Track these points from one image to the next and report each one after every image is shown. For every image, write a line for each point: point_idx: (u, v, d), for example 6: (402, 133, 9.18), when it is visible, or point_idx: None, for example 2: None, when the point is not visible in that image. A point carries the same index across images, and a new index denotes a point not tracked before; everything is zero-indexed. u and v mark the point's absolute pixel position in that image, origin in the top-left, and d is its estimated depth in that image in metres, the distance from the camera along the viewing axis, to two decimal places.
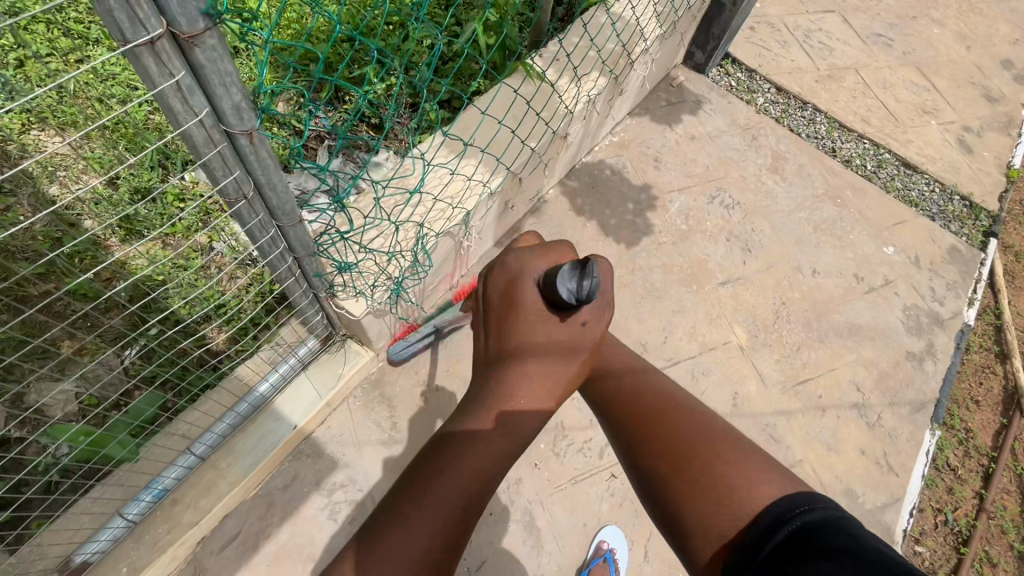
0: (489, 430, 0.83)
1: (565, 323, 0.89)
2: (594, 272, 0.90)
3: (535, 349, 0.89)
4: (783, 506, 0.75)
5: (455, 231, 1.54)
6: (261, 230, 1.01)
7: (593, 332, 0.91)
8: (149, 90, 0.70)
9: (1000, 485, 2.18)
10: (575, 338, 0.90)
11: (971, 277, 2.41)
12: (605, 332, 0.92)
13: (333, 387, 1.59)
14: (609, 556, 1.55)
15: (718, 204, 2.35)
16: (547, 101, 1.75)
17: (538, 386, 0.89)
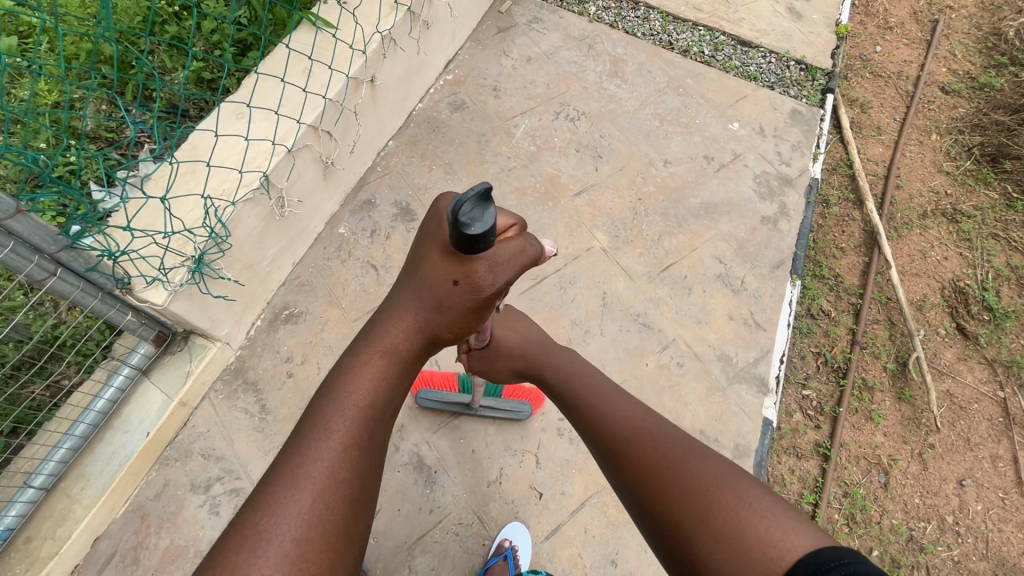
0: (376, 377, 0.83)
1: (444, 282, 0.84)
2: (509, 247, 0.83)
3: (427, 298, 0.86)
4: (817, 559, 0.68)
5: (258, 198, 1.47)
6: None
7: (466, 301, 0.85)
8: None
9: (869, 316, 2.35)
10: (451, 299, 0.85)
11: (814, 135, 2.53)
12: (479, 309, 0.85)
13: (182, 388, 1.54)
14: (509, 554, 1.51)
15: (564, 118, 2.36)
16: (329, 45, 1.65)
17: (419, 325, 0.87)
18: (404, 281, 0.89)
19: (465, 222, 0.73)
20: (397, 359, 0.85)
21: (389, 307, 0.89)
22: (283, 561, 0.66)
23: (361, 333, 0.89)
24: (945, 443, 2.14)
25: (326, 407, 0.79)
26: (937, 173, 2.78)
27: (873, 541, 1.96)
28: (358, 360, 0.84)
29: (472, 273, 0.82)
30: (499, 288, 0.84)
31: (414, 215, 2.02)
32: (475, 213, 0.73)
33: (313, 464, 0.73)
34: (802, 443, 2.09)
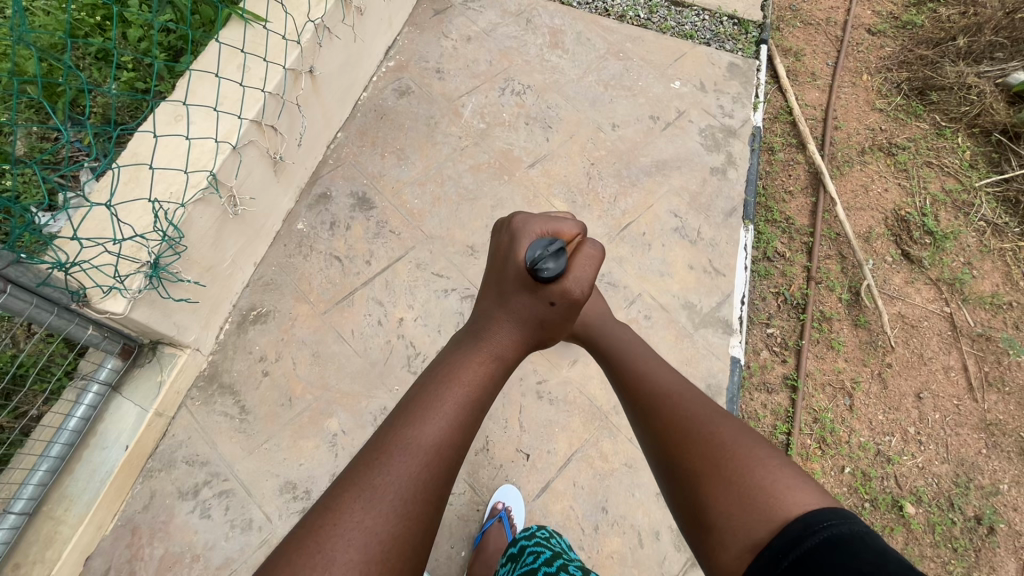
0: (484, 373, 0.91)
1: (541, 302, 0.99)
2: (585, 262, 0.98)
3: (525, 314, 0.99)
4: (808, 520, 0.67)
5: (208, 197, 1.46)
6: None
7: (561, 315, 1.00)
8: None
9: (822, 252, 2.47)
10: (549, 317, 1.00)
11: (752, 85, 2.61)
12: (569, 317, 1.02)
13: (156, 398, 1.53)
14: (504, 515, 1.56)
15: (510, 93, 2.39)
16: (263, 40, 1.63)
17: (522, 339, 1.00)
18: (498, 304, 1.02)
19: (545, 265, 0.94)
20: (501, 366, 0.95)
21: (489, 320, 1.01)
22: (396, 517, 0.70)
23: (465, 343, 0.99)
24: (901, 361, 2.28)
25: (428, 409, 0.81)
26: (871, 111, 2.91)
27: (844, 459, 2.07)
28: (467, 360, 0.93)
29: (565, 291, 0.98)
30: (585, 295, 0.99)
31: (372, 203, 2.03)
32: (551, 258, 0.94)
33: (430, 433, 0.78)
34: (770, 378, 2.19)
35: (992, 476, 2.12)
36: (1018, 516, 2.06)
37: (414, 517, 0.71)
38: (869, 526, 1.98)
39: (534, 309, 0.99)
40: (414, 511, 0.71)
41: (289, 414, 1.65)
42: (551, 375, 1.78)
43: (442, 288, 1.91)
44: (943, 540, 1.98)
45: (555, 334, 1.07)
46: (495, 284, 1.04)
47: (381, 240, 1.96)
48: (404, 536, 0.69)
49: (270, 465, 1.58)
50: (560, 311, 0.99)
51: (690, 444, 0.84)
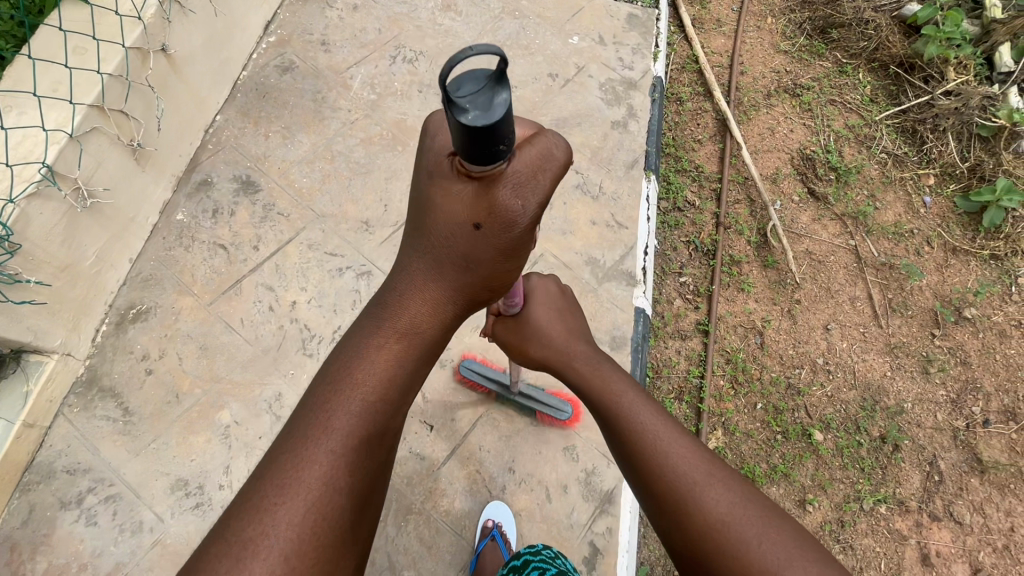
0: (393, 356, 0.78)
1: (465, 223, 0.74)
2: (536, 153, 0.71)
3: (453, 249, 0.76)
4: None
5: (45, 192, 1.37)
6: None
7: (490, 244, 0.74)
8: None
9: (731, 198, 2.50)
10: (478, 251, 0.75)
11: (652, 35, 2.58)
12: (504, 246, 0.74)
13: (24, 408, 1.46)
14: (497, 533, 1.54)
15: (401, 61, 2.30)
16: (100, 19, 1.52)
17: (445, 295, 0.80)
18: (415, 246, 0.79)
19: (461, 106, 0.58)
20: (419, 329, 0.80)
21: (404, 275, 0.80)
22: (306, 518, 0.66)
23: (383, 298, 0.83)
24: (809, 296, 2.34)
25: (345, 388, 0.74)
26: (776, 54, 2.92)
27: (757, 396, 2.13)
28: (385, 324, 0.80)
29: (498, 199, 0.71)
30: (531, 218, 0.72)
31: (257, 185, 1.94)
32: (479, 97, 0.58)
33: (326, 447, 0.70)
34: (684, 326, 2.23)
35: (896, 397, 2.21)
36: (921, 431, 2.16)
37: (307, 557, 0.65)
38: (782, 456, 2.05)
39: (462, 243, 0.75)
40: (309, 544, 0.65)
41: (177, 411, 1.59)
42: (452, 344, 1.79)
43: (337, 267, 1.86)
44: (851, 461, 2.07)
45: (496, 289, 0.82)
46: (414, 213, 0.80)
47: (268, 223, 1.89)
48: (318, 547, 0.66)
49: (159, 464, 1.52)
50: (493, 238, 0.73)
51: (692, 505, 0.78)
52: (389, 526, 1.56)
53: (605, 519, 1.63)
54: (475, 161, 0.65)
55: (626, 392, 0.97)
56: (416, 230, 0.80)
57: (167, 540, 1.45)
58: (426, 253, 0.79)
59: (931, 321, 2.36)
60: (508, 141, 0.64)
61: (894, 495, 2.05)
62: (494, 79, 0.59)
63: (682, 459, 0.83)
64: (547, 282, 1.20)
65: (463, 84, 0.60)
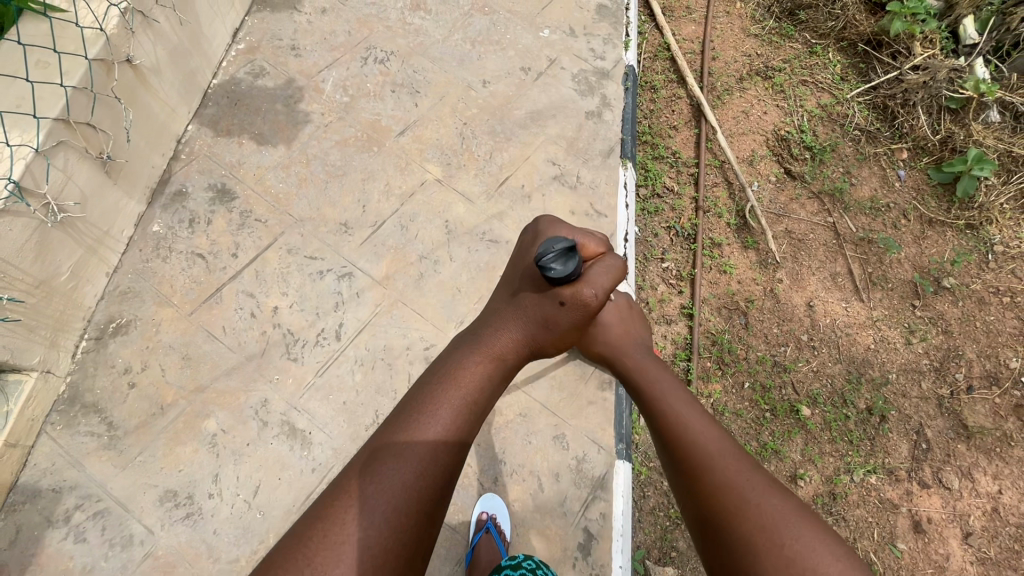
0: (481, 374, 0.96)
1: (551, 303, 1.06)
2: (601, 266, 1.09)
3: (539, 321, 1.06)
4: None
5: (12, 208, 1.35)
6: None
7: (569, 320, 1.07)
8: None
9: (708, 182, 2.52)
10: (558, 320, 1.07)
11: (622, 25, 2.60)
12: (577, 327, 1.09)
13: (3, 429, 1.43)
14: (491, 525, 1.54)
15: (373, 62, 2.30)
16: (59, 32, 1.50)
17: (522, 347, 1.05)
18: (509, 307, 1.10)
19: (551, 267, 0.98)
20: (499, 364, 1.00)
21: (496, 322, 1.07)
22: (383, 523, 0.73)
23: (469, 338, 1.04)
24: (790, 274, 2.37)
25: (431, 408, 0.87)
26: (746, 38, 2.94)
27: (744, 375, 2.15)
28: (468, 357, 0.98)
29: (579, 292, 1.05)
30: (598, 301, 1.07)
31: (233, 193, 1.94)
32: (562, 260, 0.98)
33: (419, 439, 0.83)
34: (668, 311, 2.24)
35: (881, 368, 2.24)
36: (907, 401, 2.19)
37: (403, 526, 0.74)
38: (771, 434, 2.06)
39: (552, 321, 1.06)
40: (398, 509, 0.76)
41: (162, 422, 1.58)
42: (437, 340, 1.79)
43: (318, 270, 1.85)
44: (839, 434, 2.09)
45: (563, 343, 1.13)
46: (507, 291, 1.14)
47: (246, 230, 1.88)
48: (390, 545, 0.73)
49: (146, 477, 1.51)
50: (570, 312, 1.07)
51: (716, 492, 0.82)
52: None
53: (599, 504, 1.64)
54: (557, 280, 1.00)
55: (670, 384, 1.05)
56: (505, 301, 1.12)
57: (159, 552, 1.44)
58: (514, 320, 1.06)
59: (911, 292, 2.40)
60: (578, 278, 1.05)
61: (883, 465, 2.07)
62: (571, 251, 1.00)
63: (718, 453, 0.87)
64: (622, 299, 1.29)
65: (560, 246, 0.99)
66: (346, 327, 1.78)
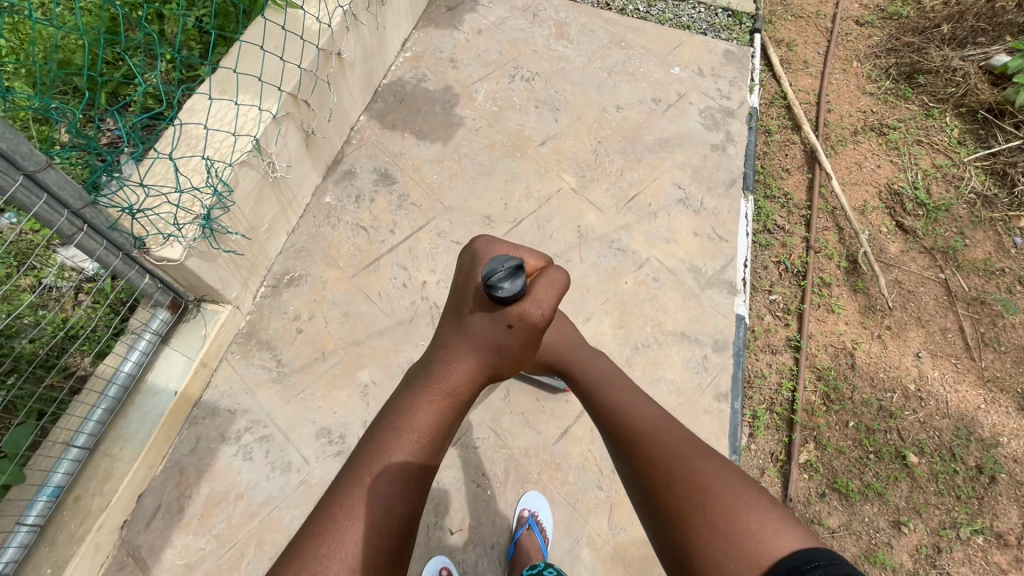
0: (434, 414, 0.89)
1: (497, 325, 0.89)
2: (553, 279, 0.89)
3: (487, 346, 0.91)
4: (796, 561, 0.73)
5: (252, 160, 1.58)
6: (28, 196, 1.12)
7: (520, 341, 0.89)
8: None
9: (820, 225, 2.58)
10: (507, 342, 0.90)
11: (748, 70, 2.77)
12: (531, 345, 0.91)
13: (201, 348, 1.64)
14: (532, 522, 1.59)
15: (520, 79, 2.54)
16: (302, 23, 1.74)
17: (477, 374, 0.92)
18: (458, 331, 0.95)
19: (498, 287, 0.84)
20: (453, 402, 0.91)
21: (448, 349, 0.94)
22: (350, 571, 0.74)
23: (419, 374, 0.95)
24: (899, 323, 2.38)
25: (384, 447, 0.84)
26: (862, 94, 3.03)
27: (848, 415, 2.16)
28: (419, 399, 0.91)
29: (523, 313, 0.86)
30: (546, 319, 0.87)
31: (394, 178, 2.16)
32: (507, 279, 0.84)
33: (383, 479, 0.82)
34: (775, 341, 2.29)
35: (992, 430, 2.20)
36: (1019, 467, 2.13)
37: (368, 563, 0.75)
38: (875, 475, 2.07)
39: (502, 341, 0.90)
40: (375, 543, 0.77)
41: (323, 366, 1.76)
42: None
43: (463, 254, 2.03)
44: (946, 488, 2.06)
45: (519, 366, 0.97)
46: (453, 317, 0.97)
47: (403, 211, 2.09)
48: None
49: (307, 412, 1.69)
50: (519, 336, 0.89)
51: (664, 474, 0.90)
52: (506, 492, 1.66)
53: None
54: (503, 302, 0.87)
55: (638, 412, 1.04)
56: (448, 320, 0.97)
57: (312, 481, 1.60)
58: (457, 345, 0.94)
59: None
60: (523, 296, 0.87)
61: (991, 527, 2.02)
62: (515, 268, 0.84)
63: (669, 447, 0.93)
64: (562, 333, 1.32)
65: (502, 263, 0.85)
66: None
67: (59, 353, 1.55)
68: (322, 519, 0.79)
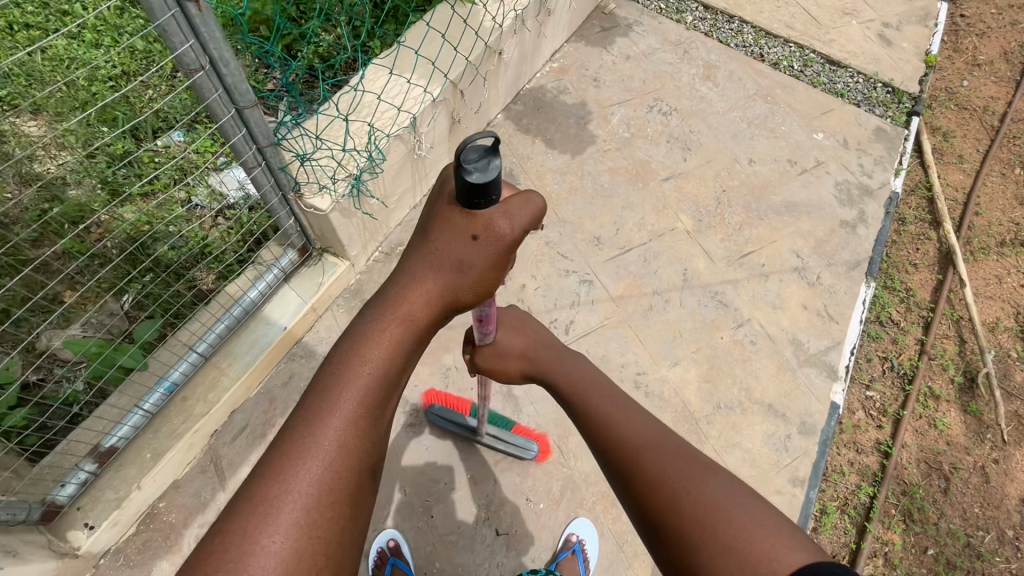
0: (384, 357, 0.77)
1: (461, 240, 0.79)
2: (521, 197, 0.79)
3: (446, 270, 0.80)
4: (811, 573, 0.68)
5: (405, 136, 1.68)
6: (234, 126, 1.23)
7: (485, 263, 0.79)
8: (151, 23, 0.98)
9: (939, 331, 2.39)
10: (470, 265, 0.79)
11: (897, 152, 2.62)
12: (496, 266, 0.80)
13: (315, 294, 1.76)
14: (579, 549, 1.54)
15: (657, 112, 2.54)
16: (479, 21, 1.84)
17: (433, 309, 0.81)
18: (417, 249, 0.83)
19: (467, 170, 0.70)
20: (408, 343, 0.80)
21: (404, 276, 0.82)
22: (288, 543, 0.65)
23: (372, 304, 0.83)
24: (1010, 460, 2.15)
25: (322, 412, 0.72)
26: (1019, 204, 2.77)
27: (929, 541, 1.98)
28: (367, 341, 0.78)
29: (490, 227, 0.77)
30: (515, 237, 0.78)
31: (516, 179, 2.22)
32: (480, 162, 0.70)
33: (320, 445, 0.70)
34: (863, 440, 2.14)
35: None
36: None
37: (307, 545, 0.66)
38: None
39: (462, 261, 0.79)
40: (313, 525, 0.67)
41: None
42: (651, 371, 1.90)
43: (566, 268, 2.06)
44: None
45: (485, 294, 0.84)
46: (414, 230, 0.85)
47: None
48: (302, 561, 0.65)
49: None
50: (487, 253, 0.78)
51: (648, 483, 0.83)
52: (558, 511, 1.64)
53: None
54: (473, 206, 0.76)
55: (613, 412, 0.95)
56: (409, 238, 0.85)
57: None
58: (414, 274, 0.82)
59: None
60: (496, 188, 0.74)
61: None
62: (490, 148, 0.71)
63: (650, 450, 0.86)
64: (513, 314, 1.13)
65: (474, 144, 0.70)
66: (576, 324, 1.95)
67: (191, 266, 1.71)
68: (239, 518, 0.66)
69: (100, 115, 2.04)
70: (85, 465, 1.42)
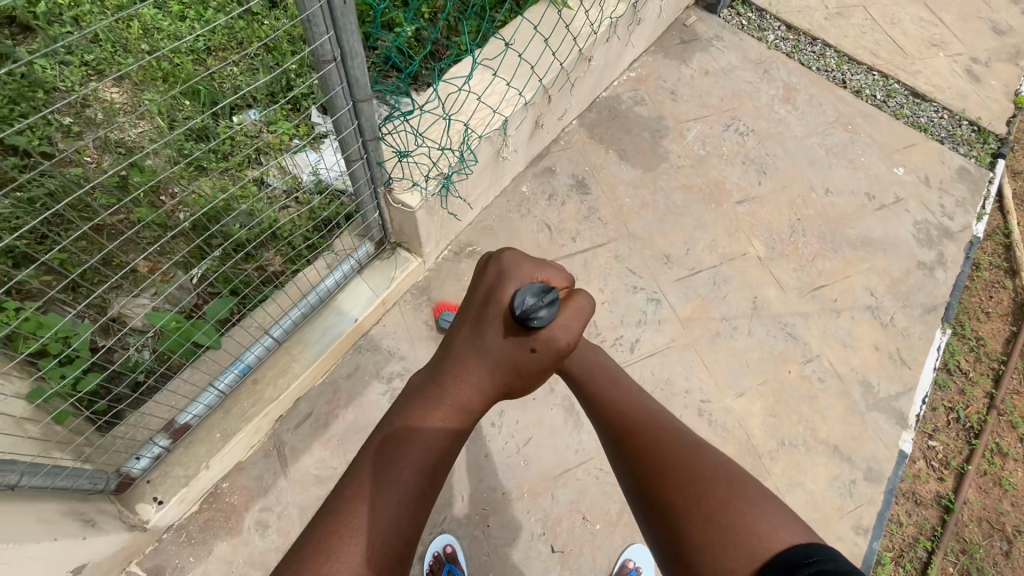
0: (440, 433, 0.81)
1: (520, 347, 0.86)
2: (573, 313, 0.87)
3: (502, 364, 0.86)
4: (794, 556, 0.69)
5: (495, 137, 1.65)
6: (348, 120, 1.22)
7: (540, 367, 0.87)
8: (298, 13, 0.97)
9: (1010, 385, 2.29)
10: (525, 365, 0.87)
11: (980, 195, 2.51)
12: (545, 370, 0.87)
13: (387, 289, 1.74)
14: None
15: (734, 131, 2.47)
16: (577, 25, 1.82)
17: (486, 395, 0.87)
18: (471, 337, 0.88)
19: (535, 315, 0.82)
20: (462, 421, 0.84)
21: (457, 360, 0.88)
22: None
23: (425, 385, 0.88)
24: None
25: (380, 477, 0.75)
26: None
27: None
28: (422, 417, 0.83)
29: (546, 339, 0.85)
30: (569, 348, 0.87)
31: (588, 189, 2.18)
32: (540, 306, 0.83)
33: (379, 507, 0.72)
34: (924, 492, 2.05)
35: None
36: None
37: None
38: None
39: (516, 363, 0.86)
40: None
41: None
42: (715, 399, 1.85)
43: (634, 284, 2.02)
44: None
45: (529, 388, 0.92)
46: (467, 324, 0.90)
47: (589, 223, 2.11)
48: None
49: None
50: (541, 361, 0.87)
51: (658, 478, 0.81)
52: (615, 534, 1.61)
53: None
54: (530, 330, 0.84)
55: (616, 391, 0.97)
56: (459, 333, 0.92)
57: None
58: (468, 365, 0.87)
59: None
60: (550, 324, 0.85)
61: None
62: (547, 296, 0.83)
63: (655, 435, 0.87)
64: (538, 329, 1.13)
65: (536, 294, 0.83)
66: (641, 343, 1.91)
67: (259, 246, 1.67)
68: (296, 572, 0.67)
69: (176, 84, 1.96)
70: (158, 440, 1.43)
